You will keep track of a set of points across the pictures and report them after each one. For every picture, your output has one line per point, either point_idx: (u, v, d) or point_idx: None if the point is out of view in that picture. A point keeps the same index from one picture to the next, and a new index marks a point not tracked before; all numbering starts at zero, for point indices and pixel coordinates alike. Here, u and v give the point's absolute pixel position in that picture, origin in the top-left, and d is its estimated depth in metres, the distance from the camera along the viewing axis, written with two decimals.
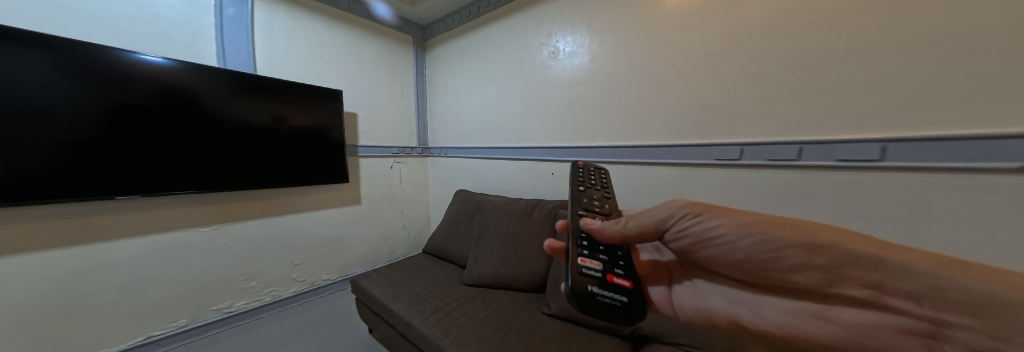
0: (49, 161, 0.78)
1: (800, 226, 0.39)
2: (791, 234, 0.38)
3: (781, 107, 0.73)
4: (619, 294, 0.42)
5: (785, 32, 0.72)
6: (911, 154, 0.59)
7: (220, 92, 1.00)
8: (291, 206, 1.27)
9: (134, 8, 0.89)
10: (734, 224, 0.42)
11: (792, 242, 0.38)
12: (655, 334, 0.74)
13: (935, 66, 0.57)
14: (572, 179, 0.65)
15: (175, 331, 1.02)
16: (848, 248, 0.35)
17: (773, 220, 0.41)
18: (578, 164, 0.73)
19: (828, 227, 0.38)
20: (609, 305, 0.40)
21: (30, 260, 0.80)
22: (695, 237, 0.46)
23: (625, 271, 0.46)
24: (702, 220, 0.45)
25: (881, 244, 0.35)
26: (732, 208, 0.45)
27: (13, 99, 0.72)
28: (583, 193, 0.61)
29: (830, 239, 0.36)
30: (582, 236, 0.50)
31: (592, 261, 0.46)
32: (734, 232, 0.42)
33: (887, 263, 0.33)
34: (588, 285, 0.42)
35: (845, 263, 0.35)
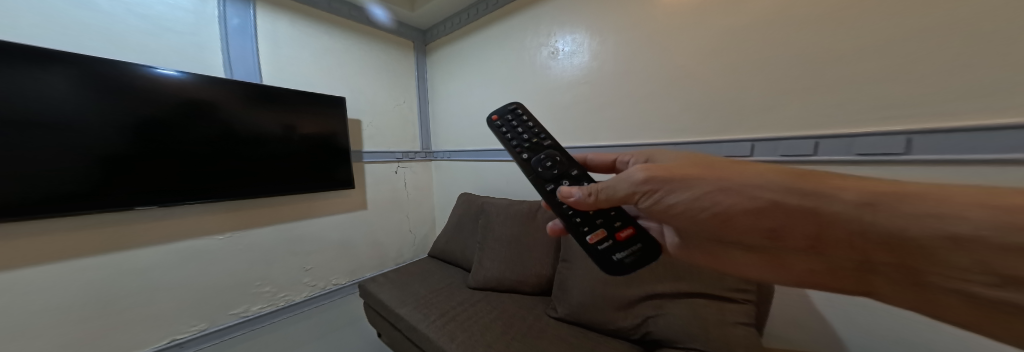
0: (79, 174, 0.81)
1: (746, 189, 0.36)
2: (739, 201, 0.37)
3: (793, 100, 0.70)
4: (632, 244, 0.48)
5: (793, 20, 0.68)
6: (939, 147, 0.55)
7: (234, 104, 1.04)
8: (300, 212, 1.29)
9: (145, 23, 0.92)
10: (692, 198, 0.39)
11: (747, 210, 0.36)
12: (666, 339, 0.68)
13: (962, 52, 0.52)
14: (509, 151, 0.61)
15: (195, 334, 1.05)
16: (789, 206, 0.34)
17: (726, 186, 0.37)
18: (496, 121, 0.67)
19: (764, 180, 0.35)
20: (639, 258, 0.46)
21: (57, 268, 0.83)
22: (660, 212, 0.42)
23: (624, 222, 0.50)
24: (662, 195, 0.41)
25: (814, 188, 0.33)
26: (687, 170, 0.40)
27: (42, 116, 0.76)
28: (531, 158, 0.58)
29: (772, 200, 0.35)
30: (571, 214, 0.50)
31: (597, 234, 0.48)
32: (693, 206, 0.39)
33: (825, 214, 0.32)
34: (611, 256, 0.46)
35: (800, 224, 0.34)
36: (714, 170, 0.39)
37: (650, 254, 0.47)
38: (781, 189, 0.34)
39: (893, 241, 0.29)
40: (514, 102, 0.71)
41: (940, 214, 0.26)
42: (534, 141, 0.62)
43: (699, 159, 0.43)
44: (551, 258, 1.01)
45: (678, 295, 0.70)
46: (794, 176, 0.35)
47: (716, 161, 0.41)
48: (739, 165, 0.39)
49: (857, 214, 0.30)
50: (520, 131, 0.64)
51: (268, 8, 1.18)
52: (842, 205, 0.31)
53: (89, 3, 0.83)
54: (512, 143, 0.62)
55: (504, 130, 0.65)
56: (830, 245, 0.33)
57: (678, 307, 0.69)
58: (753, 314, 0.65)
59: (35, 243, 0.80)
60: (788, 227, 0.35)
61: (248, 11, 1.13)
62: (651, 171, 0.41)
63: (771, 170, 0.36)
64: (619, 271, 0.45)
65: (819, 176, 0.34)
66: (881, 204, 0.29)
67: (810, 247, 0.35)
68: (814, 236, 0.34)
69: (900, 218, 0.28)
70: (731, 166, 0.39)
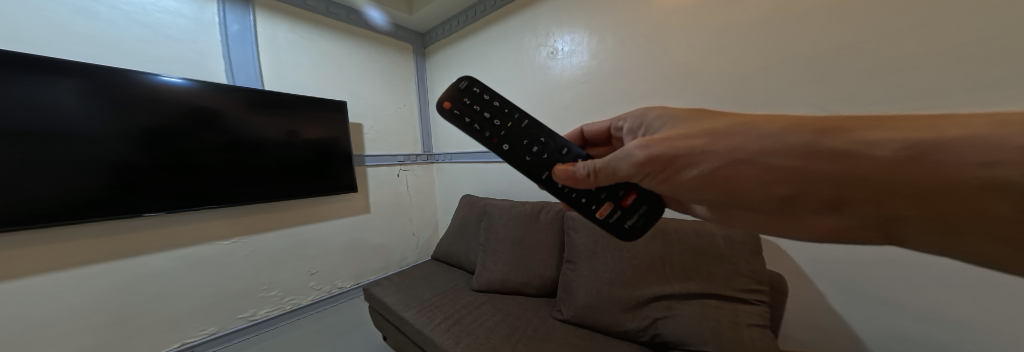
0: (88, 182, 0.82)
1: (761, 157, 0.34)
2: (753, 172, 0.35)
3: (801, 92, 0.67)
4: (638, 206, 0.48)
5: (798, 12, 0.66)
6: None
7: (237, 110, 1.05)
8: (305, 217, 1.30)
9: (147, 30, 0.94)
10: (702, 173, 0.37)
11: (761, 178, 0.35)
12: (678, 341, 0.67)
13: (980, 40, 0.50)
14: (484, 144, 0.56)
15: (206, 338, 1.06)
16: (811, 171, 0.31)
17: (736, 157, 0.35)
18: (448, 108, 0.59)
19: (781, 144, 0.33)
20: (649, 220, 0.48)
21: (70, 275, 0.84)
22: (666, 186, 0.41)
23: (625, 188, 0.48)
24: (670, 174, 0.39)
25: (842, 148, 0.30)
26: (693, 142, 0.37)
27: (49, 125, 0.77)
28: (512, 145, 0.55)
29: (789, 166, 0.33)
30: (575, 196, 0.51)
31: (603, 209, 0.49)
32: (703, 180, 0.38)
33: (848, 179, 0.30)
34: (623, 224, 0.48)
35: (825, 185, 0.31)
36: (723, 139, 0.36)
37: (657, 210, 0.48)
38: (802, 155, 0.32)
39: (921, 194, 0.27)
40: (464, 77, 0.61)
41: (977, 159, 0.24)
42: (509, 126, 0.56)
43: (706, 120, 0.39)
44: (556, 259, 1.00)
45: (688, 296, 0.69)
46: (811, 133, 0.32)
47: (725, 120, 0.38)
48: (753, 124, 0.35)
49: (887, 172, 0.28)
50: (487, 115, 0.58)
51: (268, 15, 1.19)
52: (869, 166, 0.28)
53: (87, 8, 0.84)
54: (484, 134, 0.56)
55: (466, 119, 0.58)
56: (852, 205, 0.31)
57: (689, 308, 0.67)
58: (768, 316, 0.63)
59: (48, 250, 0.81)
60: (809, 190, 0.33)
61: (247, 17, 1.14)
62: (655, 150, 0.39)
63: (791, 125, 0.34)
64: (634, 232, 0.48)
65: (848, 129, 0.30)
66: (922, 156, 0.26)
67: (827, 205, 0.33)
68: (836, 197, 0.31)
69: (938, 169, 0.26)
70: (744, 128, 0.36)
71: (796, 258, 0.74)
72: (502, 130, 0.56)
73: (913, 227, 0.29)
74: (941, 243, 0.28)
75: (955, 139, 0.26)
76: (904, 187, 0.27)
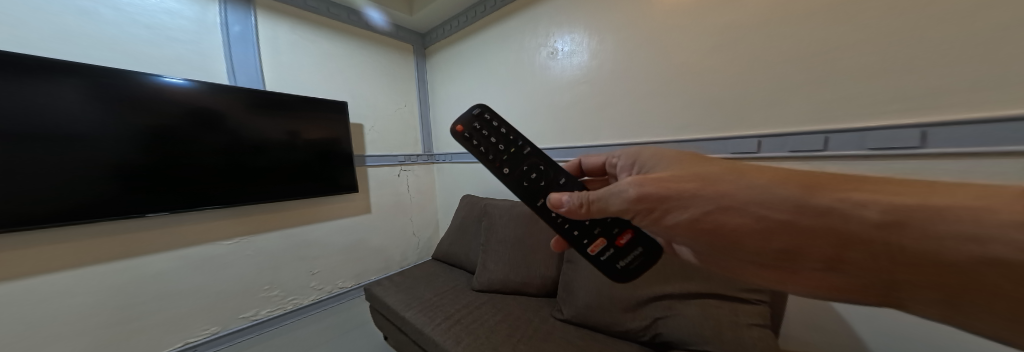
0: (92, 183, 0.83)
1: (750, 205, 0.35)
2: (743, 220, 0.36)
3: (800, 93, 0.67)
4: (634, 248, 0.50)
5: (798, 13, 0.66)
6: (948, 141, 0.53)
7: (239, 111, 1.05)
8: (306, 217, 1.31)
9: (149, 31, 0.94)
10: (694, 216, 0.38)
11: (754, 228, 0.36)
12: (678, 341, 0.67)
13: (979, 42, 0.50)
14: (486, 166, 0.57)
15: (208, 337, 1.06)
16: (802, 225, 0.33)
17: (728, 204, 0.36)
18: (458, 130, 0.61)
19: (771, 196, 0.34)
20: (642, 262, 0.49)
21: (75, 275, 0.85)
22: (659, 227, 0.42)
23: (621, 228, 0.51)
24: (663, 214, 0.40)
25: (830, 205, 0.31)
26: (686, 186, 0.38)
27: (55, 127, 0.78)
28: (514, 169, 0.56)
29: (780, 219, 0.34)
30: (570, 228, 0.52)
31: (597, 245, 0.51)
32: (692, 224, 0.39)
33: (840, 235, 0.31)
34: (616, 263, 0.49)
35: (817, 242, 0.32)
36: (714, 184, 0.38)
37: (651, 254, 0.49)
38: (792, 208, 0.33)
39: (922, 257, 0.28)
40: (477, 104, 0.64)
41: (965, 230, 0.26)
42: (512, 152, 0.58)
43: (698, 165, 0.41)
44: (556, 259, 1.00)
45: (688, 295, 0.69)
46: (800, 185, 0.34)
47: (716, 167, 0.40)
48: (742, 173, 0.38)
49: (878, 234, 0.29)
50: (493, 140, 0.59)
51: (269, 15, 1.19)
52: (859, 226, 0.30)
53: (90, 11, 0.85)
54: (488, 157, 0.57)
55: (474, 142, 0.59)
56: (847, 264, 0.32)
57: (688, 308, 0.68)
58: (768, 316, 0.62)
59: (52, 250, 0.82)
60: (801, 245, 0.34)
61: (248, 18, 1.14)
62: (647, 189, 0.40)
63: (779, 176, 0.36)
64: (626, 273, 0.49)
65: (830, 187, 0.33)
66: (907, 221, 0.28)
67: (820, 260, 0.34)
68: (828, 253, 0.33)
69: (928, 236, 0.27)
70: (734, 177, 0.37)
71: None
72: (506, 155, 0.57)
73: (914, 288, 0.30)
74: (946, 305, 0.29)
75: (936, 206, 0.28)
76: (901, 249, 0.29)
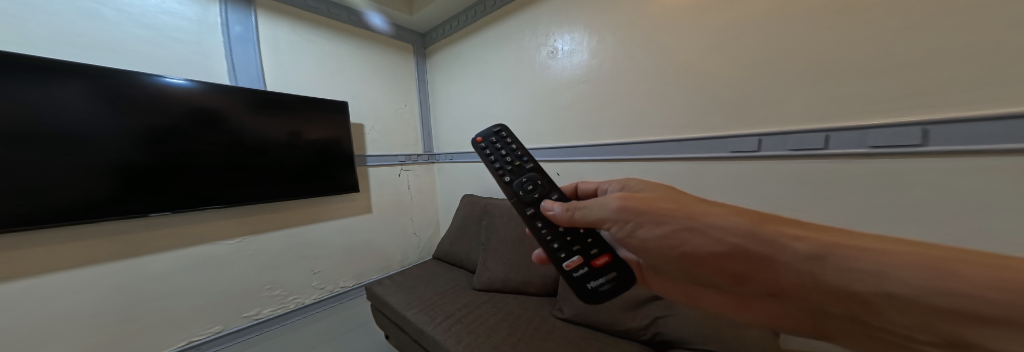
0: (94, 184, 0.83)
1: (712, 227, 0.37)
2: (705, 242, 0.38)
3: (798, 93, 0.67)
4: (609, 272, 0.48)
5: (797, 11, 0.66)
6: (951, 138, 0.52)
7: (240, 111, 1.06)
8: (307, 217, 1.31)
9: (151, 32, 0.95)
10: (662, 232, 0.41)
11: (710, 251, 0.37)
12: (678, 339, 0.67)
13: (979, 40, 0.50)
14: (490, 171, 0.66)
15: (211, 336, 1.07)
16: (751, 251, 0.34)
17: (692, 225, 0.39)
18: (478, 141, 0.74)
19: (727, 222, 0.36)
20: (614, 287, 0.47)
21: (78, 275, 0.86)
22: (628, 240, 0.44)
23: (600, 249, 0.51)
24: (633, 227, 0.43)
25: (772, 235, 0.33)
26: (660, 205, 0.42)
27: (57, 128, 0.78)
28: (512, 177, 0.63)
29: (732, 243, 0.35)
30: (550, 239, 0.51)
31: (574, 261, 0.49)
32: (659, 241, 0.41)
33: (776, 263, 0.32)
34: (587, 283, 0.47)
35: (757, 269, 0.34)
36: (684, 208, 0.40)
37: (625, 281, 0.48)
38: (744, 233, 0.35)
39: (844, 295, 0.29)
40: (499, 125, 0.77)
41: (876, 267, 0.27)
42: (516, 164, 0.66)
43: (677, 193, 0.46)
44: None
45: None
46: (762, 215, 0.37)
47: (694, 196, 0.44)
48: (712, 205, 0.41)
49: (808, 267, 0.31)
50: (503, 153, 0.69)
51: (269, 16, 1.20)
52: (790, 257, 0.32)
53: (93, 13, 0.86)
54: (494, 165, 0.67)
55: (487, 151, 0.70)
56: (785, 295, 0.33)
57: (689, 307, 0.68)
58: None
59: (55, 250, 0.82)
60: (747, 271, 0.35)
61: (248, 18, 1.15)
62: (627, 202, 0.43)
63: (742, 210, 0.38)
64: (595, 297, 0.46)
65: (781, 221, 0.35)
66: (827, 257, 0.30)
67: (762, 290, 0.35)
68: (770, 282, 0.34)
69: (842, 268, 0.29)
70: (706, 203, 0.41)
71: None
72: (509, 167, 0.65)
73: (845, 329, 0.31)
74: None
75: (852, 245, 0.30)
76: (825, 285, 0.30)
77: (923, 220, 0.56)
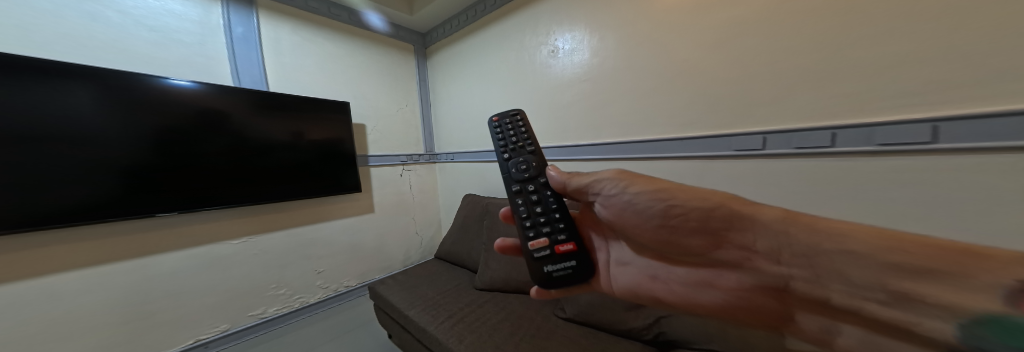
0: (103, 185, 0.85)
1: (699, 190, 0.42)
2: (690, 201, 0.43)
3: (802, 90, 0.66)
4: (567, 260, 0.52)
5: (799, 7, 0.64)
6: (963, 135, 0.50)
7: (243, 111, 1.07)
8: (312, 217, 1.33)
9: (155, 35, 0.96)
10: (651, 191, 0.46)
11: (693, 209, 0.43)
12: (682, 340, 0.67)
13: (990, 32, 0.48)
14: (495, 150, 0.68)
15: (218, 335, 1.09)
16: (732, 207, 0.40)
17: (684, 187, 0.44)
18: (494, 121, 0.74)
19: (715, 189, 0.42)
20: (567, 274, 0.51)
21: (87, 274, 0.87)
22: (619, 201, 0.50)
23: (567, 237, 0.53)
24: (627, 187, 0.48)
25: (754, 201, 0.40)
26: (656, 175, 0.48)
27: (66, 130, 0.80)
28: (509, 159, 0.65)
29: (714, 201, 0.41)
30: (524, 217, 0.57)
31: (540, 241, 0.54)
32: (648, 200, 0.47)
33: (756, 219, 0.38)
34: (543, 266, 0.52)
35: (733, 226, 0.40)
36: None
37: (580, 272, 0.51)
38: (727, 196, 0.41)
39: (812, 250, 0.34)
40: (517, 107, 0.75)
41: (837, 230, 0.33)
42: (520, 147, 0.66)
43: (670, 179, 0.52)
44: None
45: None
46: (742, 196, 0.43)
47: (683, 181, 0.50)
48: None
49: (782, 225, 0.37)
50: (510, 135, 0.69)
51: (270, 17, 1.20)
52: (767, 215, 0.38)
53: (98, 15, 0.87)
54: (499, 145, 0.69)
55: (497, 131, 0.72)
56: (759, 257, 0.39)
57: None
58: None
59: (64, 250, 0.84)
60: (722, 229, 0.41)
61: (250, 19, 1.15)
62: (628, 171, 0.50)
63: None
64: (545, 281, 0.51)
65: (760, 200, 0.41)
66: (798, 217, 0.36)
67: (736, 252, 0.41)
68: (746, 241, 0.40)
69: (810, 224, 0.35)
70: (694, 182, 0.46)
71: None
72: (510, 146, 0.67)
73: (803, 293, 0.35)
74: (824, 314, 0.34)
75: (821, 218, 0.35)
76: (798, 241, 0.35)
77: (934, 221, 0.55)
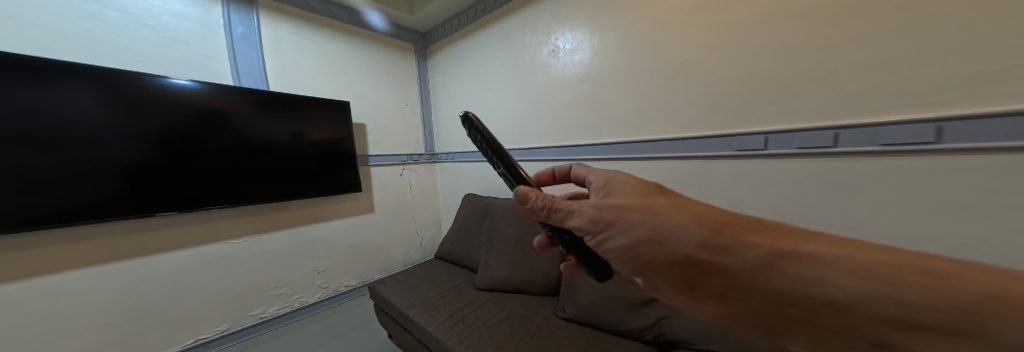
0: (103, 184, 0.85)
1: (670, 236, 0.38)
2: (666, 244, 0.38)
3: (805, 89, 0.65)
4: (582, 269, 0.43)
5: (800, 7, 0.64)
6: (970, 135, 0.50)
7: (244, 111, 1.07)
8: (312, 217, 1.32)
9: (155, 34, 0.96)
10: (629, 239, 0.39)
11: (677, 252, 0.37)
12: (682, 340, 0.67)
13: (998, 31, 0.47)
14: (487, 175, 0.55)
15: (218, 334, 1.08)
16: (705, 255, 0.36)
17: (655, 230, 0.39)
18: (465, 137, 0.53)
19: (686, 230, 0.38)
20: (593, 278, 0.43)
21: (87, 273, 0.87)
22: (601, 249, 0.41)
23: (569, 251, 0.42)
24: (605, 235, 0.40)
25: (728, 242, 0.36)
26: (629, 208, 0.41)
27: (65, 129, 0.79)
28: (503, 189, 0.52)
29: (693, 245, 0.37)
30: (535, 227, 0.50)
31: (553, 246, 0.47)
32: (629, 247, 0.40)
33: (733, 261, 0.35)
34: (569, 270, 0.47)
35: (712, 268, 0.36)
36: (660, 216, 0.40)
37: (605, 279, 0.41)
38: (701, 239, 0.37)
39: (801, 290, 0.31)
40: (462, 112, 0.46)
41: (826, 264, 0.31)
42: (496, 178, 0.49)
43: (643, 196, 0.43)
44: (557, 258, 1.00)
45: None
46: (715, 225, 0.38)
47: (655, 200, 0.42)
48: (687, 207, 0.41)
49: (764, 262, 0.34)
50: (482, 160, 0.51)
51: (270, 16, 1.20)
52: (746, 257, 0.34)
53: (97, 15, 0.87)
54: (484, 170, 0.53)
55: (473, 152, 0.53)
56: (739, 293, 0.35)
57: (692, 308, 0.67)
58: None
59: (64, 250, 0.84)
60: (705, 271, 0.36)
61: (250, 19, 1.15)
62: (601, 207, 0.41)
63: (710, 218, 0.39)
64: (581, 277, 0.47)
65: (732, 230, 0.37)
66: (778, 257, 0.33)
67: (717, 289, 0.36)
68: (725, 280, 0.35)
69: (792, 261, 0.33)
70: (664, 211, 0.40)
71: None
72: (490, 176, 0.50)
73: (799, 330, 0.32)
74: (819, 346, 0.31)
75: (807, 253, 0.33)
76: (772, 277, 0.33)
77: (935, 222, 0.54)
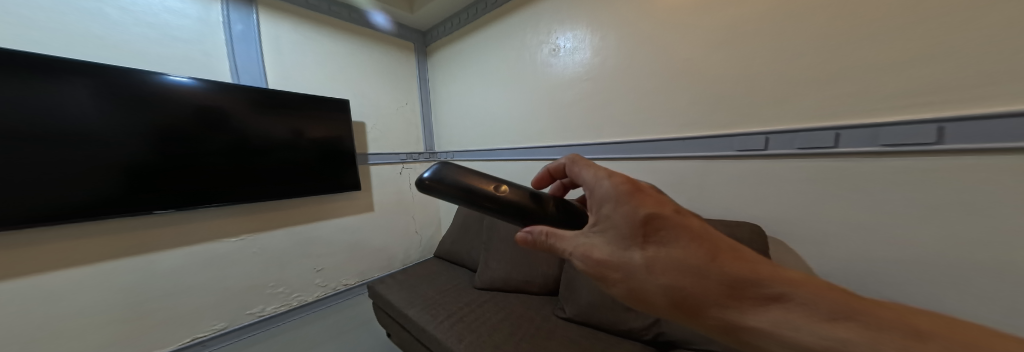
0: (101, 181, 0.84)
1: (646, 293, 0.26)
2: (648, 305, 0.27)
3: (807, 89, 0.65)
4: None
5: (801, 8, 0.64)
6: (972, 136, 0.50)
7: (244, 109, 1.06)
8: (311, 215, 1.32)
9: (153, 31, 0.95)
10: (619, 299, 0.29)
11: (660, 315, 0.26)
12: (681, 340, 0.67)
13: (1000, 32, 0.47)
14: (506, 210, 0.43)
15: (216, 333, 1.08)
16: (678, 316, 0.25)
17: (637, 289, 0.27)
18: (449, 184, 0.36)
19: (665, 286, 0.26)
20: None
21: (83, 271, 0.86)
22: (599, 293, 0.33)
23: None
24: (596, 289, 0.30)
25: (700, 298, 0.24)
26: (604, 256, 0.28)
27: (62, 126, 0.79)
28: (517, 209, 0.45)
29: (670, 307, 0.25)
30: None
31: None
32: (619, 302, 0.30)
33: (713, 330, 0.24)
34: None
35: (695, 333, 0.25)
36: (636, 279, 0.27)
37: None
38: (673, 297, 0.25)
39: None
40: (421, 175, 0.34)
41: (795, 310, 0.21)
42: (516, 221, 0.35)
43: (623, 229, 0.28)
44: (558, 258, 1.00)
45: None
46: (700, 273, 0.25)
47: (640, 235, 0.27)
48: (674, 259, 0.25)
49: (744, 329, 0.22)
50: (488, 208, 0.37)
51: (269, 14, 1.19)
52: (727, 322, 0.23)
53: (95, 12, 0.86)
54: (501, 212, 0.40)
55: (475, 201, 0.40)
56: None
57: None
58: None
59: (59, 249, 0.83)
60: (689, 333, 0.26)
61: (250, 17, 1.15)
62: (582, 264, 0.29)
63: (692, 277, 0.25)
64: None
65: (728, 280, 0.24)
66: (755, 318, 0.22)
67: None
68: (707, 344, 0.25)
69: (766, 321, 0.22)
70: (646, 256, 0.27)
71: (806, 258, 0.69)
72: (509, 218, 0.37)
73: None
74: None
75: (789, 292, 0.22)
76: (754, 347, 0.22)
77: (936, 223, 0.54)
